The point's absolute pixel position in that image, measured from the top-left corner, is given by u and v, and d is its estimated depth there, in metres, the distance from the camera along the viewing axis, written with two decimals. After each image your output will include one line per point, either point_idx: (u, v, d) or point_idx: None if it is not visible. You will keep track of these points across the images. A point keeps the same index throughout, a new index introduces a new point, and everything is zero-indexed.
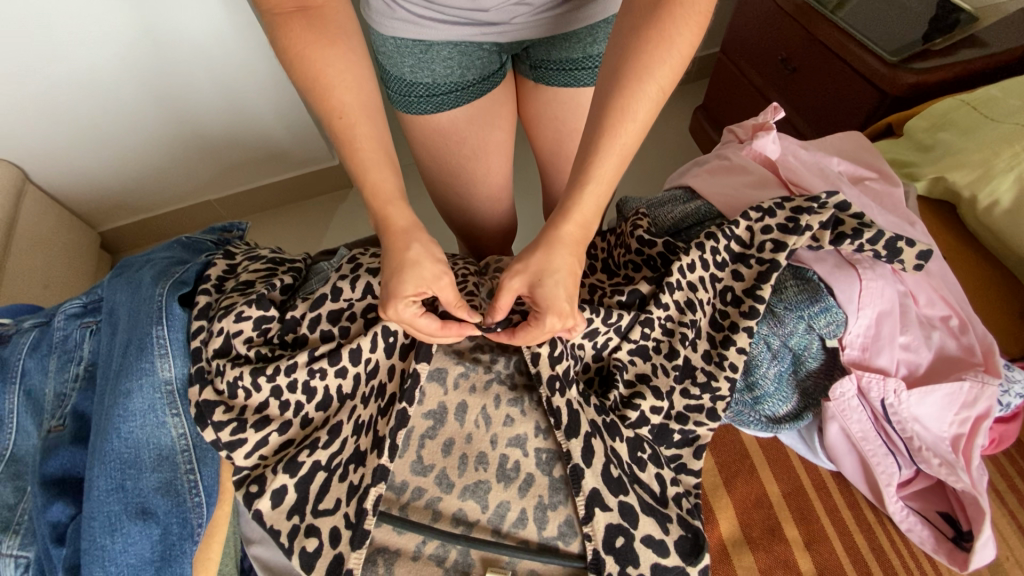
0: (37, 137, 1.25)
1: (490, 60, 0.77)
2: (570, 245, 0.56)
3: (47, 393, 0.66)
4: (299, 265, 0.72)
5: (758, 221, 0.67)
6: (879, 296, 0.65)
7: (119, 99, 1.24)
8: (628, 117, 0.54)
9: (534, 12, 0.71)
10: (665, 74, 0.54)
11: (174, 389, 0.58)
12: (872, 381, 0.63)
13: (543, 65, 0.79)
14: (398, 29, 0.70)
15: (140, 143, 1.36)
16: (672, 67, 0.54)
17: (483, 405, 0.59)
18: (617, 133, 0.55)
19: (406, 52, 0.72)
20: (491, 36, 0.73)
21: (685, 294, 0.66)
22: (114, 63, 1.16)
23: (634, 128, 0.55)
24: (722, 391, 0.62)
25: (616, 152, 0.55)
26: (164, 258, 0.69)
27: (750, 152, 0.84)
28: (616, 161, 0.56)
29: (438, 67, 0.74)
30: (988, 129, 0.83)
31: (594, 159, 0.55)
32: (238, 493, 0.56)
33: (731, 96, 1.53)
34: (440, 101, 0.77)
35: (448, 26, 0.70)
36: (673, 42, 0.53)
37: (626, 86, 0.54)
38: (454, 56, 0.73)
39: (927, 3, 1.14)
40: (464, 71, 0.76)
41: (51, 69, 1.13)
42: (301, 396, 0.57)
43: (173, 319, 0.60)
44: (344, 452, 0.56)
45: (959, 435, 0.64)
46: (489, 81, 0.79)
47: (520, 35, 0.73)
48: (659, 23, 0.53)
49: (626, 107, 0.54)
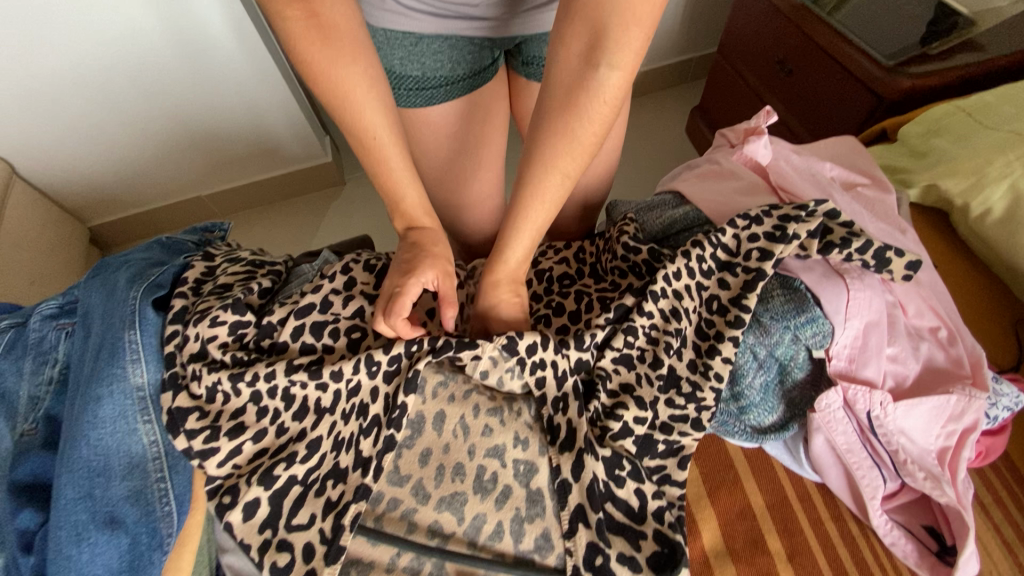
0: (21, 128, 1.24)
1: (481, 55, 0.75)
2: (505, 286, 0.66)
3: (20, 396, 0.65)
4: (280, 267, 0.71)
5: (745, 229, 0.66)
6: (867, 307, 0.63)
7: (103, 90, 1.23)
8: (537, 199, 0.64)
9: (522, 9, 0.71)
10: (570, 163, 0.62)
11: (146, 396, 0.56)
12: (858, 393, 0.62)
13: (534, 60, 0.78)
14: (387, 21, 0.69)
15: (128, 135, 1.36)
16: (574, 158, 0.61)
17: (462, 414, 0.59)
18: (528, 210, 0.65)
19: (395, 44, 0.71)
20: (482, 30, 0.72)
21: (670, 302, 0.65)
22: (94, 50, 1.14)
23: (540, 204, 0.64)
24: (707, 401, 0.61)
25: (530, 223, 0.66)
26: (141, 260, 0.68)
27: (740, 157, 0.82)
28: (532, 230, 0.66)
29: (428, 62, 0.72)
30: (982, 136, 0.82)
31: (516, 225, 0.66)
32: (210, 504, 0.54)
33: (728, 97, 1.52)
34: (429, 95, 0.76)
35: (440, 21, 0.69)
36: (576, 128, 0.59)
37: (536, 167, 0.63)
38: (444, 50, 0.72)
39: (924, 6, 1.13)
40: (454, 66, 0.74)
41: (30, 56, 1.11)
42: (279, 403, 0.56)
43: (146, 323, 0.59)
44: (322, 467, 0.56)
45: (944, 449, 0.64)
46: (479, 76, 0.78)
47: (508, 31, 0.73)
48: (563, 122, 0.59)
49: (535, 189, 0.64)
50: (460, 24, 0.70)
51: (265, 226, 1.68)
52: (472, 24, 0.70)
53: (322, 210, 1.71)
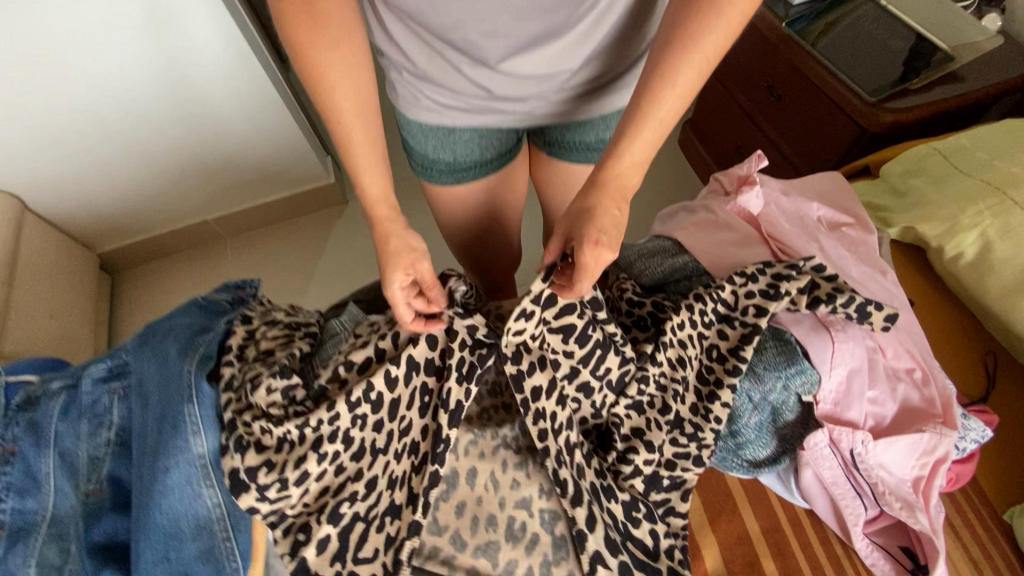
0: (35, 163, 1.29)
1: (508, 139, 0.78)
2: (613, 195, 0.64)
3: (81, 456, 0.71)
4: (314, 329, 0.78)
5: (742, 286, 0.73)
6: (850, 356, 0.71)
7: (110, 125, 1.27)
8: (669, 84, 0.61)
9: (553, 104, 0.72)
10: (712, 43, 0.59)
11: (207, 463, 0.62)
12: (842, 433, 0.70)
13: (556, 142, 0.80)
14: (420, 113, 0.72)
15: (136, 166, 1.40)
16: (720, 37, 0.59)
17: (491, 470, 0.65)
18: (661, 98, 0.61)
19: (430, 134, 0.75)
20: (508, 123, 0.73)
21: (676, 351, 0.71)
22: (101, 86, 1.19)
23: (675, 94, 0.61)
24: (707, 441, 0.68)
25: (658, 114, 0.62)
26: (186, 326, 0.74)
27: (735, 207, 0.88)
28: (658, 123, 0.63)
29: (459, 148, 0.76)
30: (957, 181, 0.89)
31: (639, 120, 0.62)
32: (286, 540, 0.62)
33: (721, 115, 1.58)
34: (460, 175, 0.80)
35: (469, 116, 0.72)
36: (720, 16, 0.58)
37: (674, 48, 0.60)
38: (474, 139, 0.75)
39: (905, 37, 1.16)
40: (484, 150, 0.78)
41: (43, 99, 1.16)
42: (339, 446, 0.62)
43: (202, 396, 0.65)
44: (380, 504, 0.63)
45: (919, 477, 0.71)
46: (507, 156, 0.81)
47: (538, 121, 0.74)
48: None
49: (669, 75, 0.60)
50: (488, 117, 0.72)
51: (270, 246, 1.71)
52: (499, 118, 0.72)
53: (327, 229, 1.75)
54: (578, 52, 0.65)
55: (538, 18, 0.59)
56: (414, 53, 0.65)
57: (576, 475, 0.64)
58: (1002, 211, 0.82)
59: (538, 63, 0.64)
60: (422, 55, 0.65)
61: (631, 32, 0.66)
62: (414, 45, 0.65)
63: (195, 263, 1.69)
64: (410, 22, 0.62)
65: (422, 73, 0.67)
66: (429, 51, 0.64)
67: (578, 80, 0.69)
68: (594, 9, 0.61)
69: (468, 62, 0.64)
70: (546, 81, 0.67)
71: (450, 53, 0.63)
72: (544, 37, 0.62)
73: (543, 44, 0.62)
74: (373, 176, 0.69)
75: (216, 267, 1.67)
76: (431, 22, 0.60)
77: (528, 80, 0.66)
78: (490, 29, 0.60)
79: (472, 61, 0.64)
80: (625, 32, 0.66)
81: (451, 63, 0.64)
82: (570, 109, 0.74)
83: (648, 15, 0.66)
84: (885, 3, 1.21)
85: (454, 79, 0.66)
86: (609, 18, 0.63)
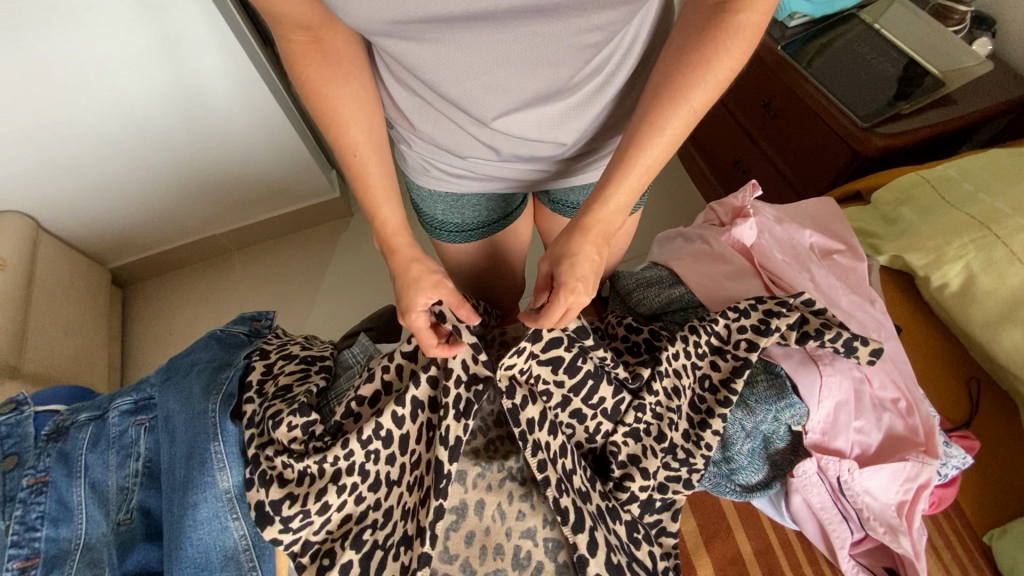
0: (48, 185, 1.32)
1: (514, 199, 0.84)
2: (592, 239, 0.64)
3: (111, 486, 0.76)
4: (329, 362, 0.81)
5: (735, 321, 0.76)
6: (837, 388, 0.75)
7: (121, 147, 1.31)
8: (657, 134, 0.61)
9: (553, 169, 0.77)
10: (699, 97, 0.60)
11: (233, 496, 0.67)
12: (830, 462, 0.74)
13: (562, 201, 0.86)
14: (429, 180, 0.77)
15: (145, 185, 1.43)
16: (706, 91, 0.60)
17: (498, 501, 0.70)
18: (646, 147, 0.62)
19: (439, 200, 0.81)
20: (504, 177, 0.76)
21: (672, 381, 0.75)
22: (113, 112, 1.22)
23: (660, 143, 0.62)
24: (699, 466, 0.71)
25: (642, 161, 0.62)
26: (207, 362, 0.78)
27: (729, 238, 0.92)
28: (642, 169, 0.63)
29: (468, 212, 0.82)
30: (944, 213, 0.93)
31: (624, 166, 0.63)
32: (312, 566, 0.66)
33: (718, 131, 1.60)
34: (468, 235, 0.86)
35: (474, 183, 0.77)
36: (708, 73, 0.59)
37: (663, 100, 0.61)
38: (481, 203, 0.81)
39: (897, 63, 1.18)
40: (490, 212, 0.84)
41: (57, 125, 1.19)
42: (356, 478, 0.67)
43: (227, 434, 0.70)
44: (396, 533, 0.67)
45: (903, 501, 0.75)
46: (512, 215, 0.87)
47: (540, 183, 0.80)
48: (703, 51, 0.58)
49: (656, 126, 0.61)
50: (486, 171, 0.74)
51: (277, 260, 1.74)
52: (497, 173, 0.75)
53: (332, 241, 1.78)
54: (577, 115, 0.67)
55: (541, 80, 0.62)
56: (415, 111, 0.68)
57: (577, 500, 0.67)
58: (987, 245, 0.86)
59: (537, 123, 0.66)
60: (423, 113, 0.68)
61: (625, 102, 0.71)
62: (414, 103, 0.67)
63: (203, 277, 1.72)
64: (411, 83, 0.64)
65: (423, 129, 0.70)
66: (429, 109, 0.67)
67: (574, 149, 0.74)
68: (592, 78, 0.64)
69: (467, 120, 0.66)
70: (546, 141, 0.69)
71: (452, 112, 0.66)
72: (545, 98, 0.64)
73: (545, 105, 0.64)
74: (392, 210, 0.68)
75: (225, 280, 1.71)
76: (428, 80, 0.61)
77: (527, 140, 0.68)
78: (491, 90, 0.62)
79: (472, 121, 0.66)
80: (619, 103, 0.70)
81: (452, 122, 0.67)
82: (565, 168, 0.77)
83: (639, 88, 0.70)
84: (877, 27, 1.24)
85: (453, 136, 0.69)
86: (607, 90, 0.66)
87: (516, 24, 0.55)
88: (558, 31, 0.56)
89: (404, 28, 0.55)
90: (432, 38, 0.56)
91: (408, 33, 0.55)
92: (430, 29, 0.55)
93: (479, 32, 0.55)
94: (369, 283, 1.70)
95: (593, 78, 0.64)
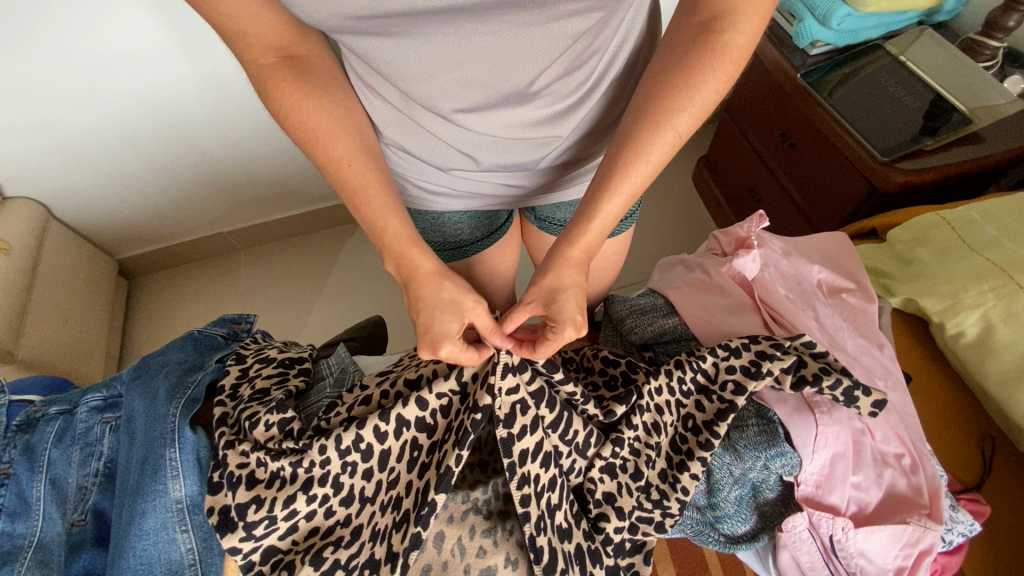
0: (58, 175, 1.33)
1: (499, 216, 0.82)
2: (575, 261, 0.62)
3: (70, 485, 0.73)
4: (308, 366, 0.79)
5: (724, 359, 0.70)
6: (834, 440, 0.70)
7: (133, 141, 1.31)
8: (641, 160, 0.58)
9: (540, 187, 0.75)
10: (685, 121, 0.57)
11: (183, 507, 0.67)
12: (822, 519, 0.69)
13: (549, 219, 0.83)
14: (409, 193, 0.76)
15: (153, 179, 1.43)
16: (691, 115, 0.57)
17: (459, 535, 0.66)
18: (630, 171, 0.58)
19: (422, 218, 0.80)
20: (485, 190, 0.73)
21: (652, 415, 0.70)
22: (126, 105, 1.22)
23: (643, 171, 0.59)
24: (673, 509, 0.65)
25: (624, 189, 0.59)
26: (177, 364, 0.76)
27: (729, 270, 0.87)
28: (624, 196, 0.60)
29: (452, 229, 0.81)
30: (963, 258, 0.89)
31: (605, 195, 0.59)
32: None
33: (733, 156, 1.55)
34: (451, 254, 0.85)
35: (461, 203, 0.76)
36: (694, 96, 0.56)
37: (645, 125, 0.57)
38: (465, 221, 0.79)
39: (921, 98, 1.13)
40: (474, 231, 0.82)
41: (71, 116, 1.21)
42: (328, 490, 0.63)
43: (183, 442, 0.68)
44: (361, 555, 0.62)
45: (901, 567, 0.69)
46: (498, 232, 0.84)
47: (529, 201, 0.78)
48: (688, 72, 0.55)
49: (641, 150, 0.58)
50: (466, 180, 0.71)
51: (281, 261, 1.73)
52: (479, 184, 0.72)
53: (338, 245, 1.76)
54: (560, 118, 0.64)
55: (517, 78, 0.59)
56: (386, 119, 0.66)
57: (554, 539, 0.63)
58: (1008, 295, 0.82)
59: (515, 125, 0.63)
60: (394, 120, 0.65)
61: (612, 114, 0.69)
62: (385, 110, 0.65)
63: (208, 274, 1.71)
64: (381, 89, 0.62)
65: (397, 138, 0.67)
66: (401, 115, 0.64)
67: (557, 163, 0.71)
68: (578, 84, 0.62)
69: (441, 124, 0.63)
70: (526, 145, 0.66)
71: (425, 122, 0.64)
72: (523, 99, 0.61)
73: (522, 108, 0.61)
74: (386, 221, 0.62)
75: (228, 280, 1.70)
76: (399, 81, 0.59)
77: (505, 143, 0.65)
78: (463, 87, 0.59)
79: (446, 122, 0.63)
80: (606, 112, 0.68)
81: (424, 126, 0.64)
82: (550, 180, 0.74)
83: (628, 98, 0.69)
84: (902, 58, 1.20)
85: (429, 143, 0.66)
86: (593, 94, 0.64)
87: (480, 32, 0.53)
88: (532, 22, 0.53)
89: (371, 24, 0.53)
90: (404, 33, 0.53)
91: (376, 29, 0.53)
92: (397, 23, 0.53)
93: (450, 24, 0.53)
94: (370, 290, 1.67)
95: (576, 81, 0.61)
